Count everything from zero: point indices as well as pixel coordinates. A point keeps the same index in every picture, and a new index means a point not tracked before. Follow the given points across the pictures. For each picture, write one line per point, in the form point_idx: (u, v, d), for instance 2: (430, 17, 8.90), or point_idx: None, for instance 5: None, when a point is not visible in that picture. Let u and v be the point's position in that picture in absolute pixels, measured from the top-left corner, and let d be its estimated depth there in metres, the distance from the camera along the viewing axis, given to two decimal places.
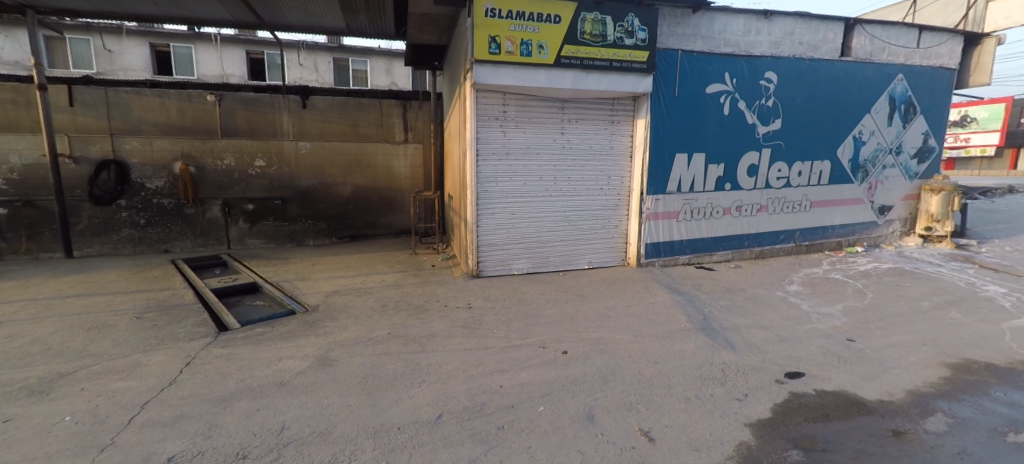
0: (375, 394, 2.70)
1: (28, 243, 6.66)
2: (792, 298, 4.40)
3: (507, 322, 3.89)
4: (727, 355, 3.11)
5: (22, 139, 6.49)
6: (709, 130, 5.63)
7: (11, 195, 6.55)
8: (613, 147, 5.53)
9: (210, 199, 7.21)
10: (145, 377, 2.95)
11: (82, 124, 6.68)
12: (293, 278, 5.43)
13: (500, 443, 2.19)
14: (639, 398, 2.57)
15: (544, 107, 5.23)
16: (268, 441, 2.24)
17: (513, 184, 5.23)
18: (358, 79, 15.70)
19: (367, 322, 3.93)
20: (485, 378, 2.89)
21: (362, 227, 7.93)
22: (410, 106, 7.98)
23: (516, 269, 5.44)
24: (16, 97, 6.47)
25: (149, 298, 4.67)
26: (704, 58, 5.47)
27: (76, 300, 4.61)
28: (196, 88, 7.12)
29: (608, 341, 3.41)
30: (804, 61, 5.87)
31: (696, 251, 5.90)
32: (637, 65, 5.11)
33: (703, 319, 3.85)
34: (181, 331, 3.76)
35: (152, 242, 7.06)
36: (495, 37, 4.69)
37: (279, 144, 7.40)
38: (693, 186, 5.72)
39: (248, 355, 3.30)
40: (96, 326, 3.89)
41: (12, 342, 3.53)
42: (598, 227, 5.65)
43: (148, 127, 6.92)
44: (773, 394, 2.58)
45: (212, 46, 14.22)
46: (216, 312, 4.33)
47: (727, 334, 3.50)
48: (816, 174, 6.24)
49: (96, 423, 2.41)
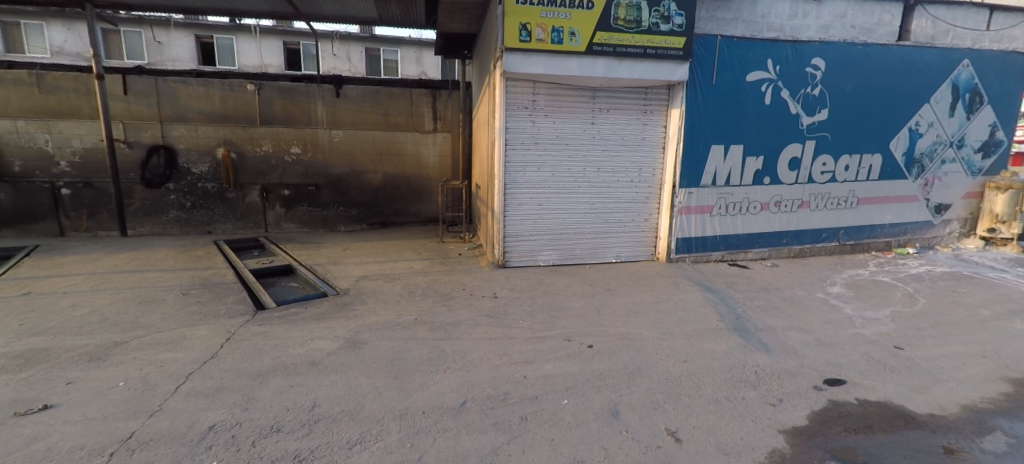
0: (401, 378, 2.75)
1: (87, 222, 7.13)
2: (834, 300, 4.18)
3: (532, 313, 3.87)
4: (762, 358, 2.99)
5: (82, 124, 6.91)
6: (748, 121, 5.38)
7: (74, 177, 7.01)
8: (645, 138, 5.37)
9: (249, 184, 7.49)
10: (190, 350, 3.12)
11: (135, 111, 7.05)
12: (325, 262, 5.59)
13: (523, 434, 2.18)
14: (667, 397, 2.51)
15: (575, 97, 5.11)
16: (300, 416, 2.32)
17: (541, 175, 5.18)
18: (388, 69, 15.88)
19: (394, 307, 4.01)
20: (509, 368, 2.89)
21: (391, 215, 8.06)
22: (440, 95, 8.00)
23: (542, 260, 5.41)
24: (77, 86, 6.88)
25: (194, 276, 4.92)
26: (745, 43, 5.19)
27: (130, 275, 4.92)
28: (237, 78, 7.37)
29: (636, 337, 3.34)
30: (856, 47, 5.48)
31: (730, 248, 5.69)
32: (673, 52, 4.91)
33: (736, 319, 3.71)
34: (222, 308, 3.96)
35: (197, 223, 7.42)
36: (526, 24, 4.61)
37: (313, 133, 7.59)
38: (729, 180, 5.49)
39: (284, 334, 3.43)
40: (147, 299, 4.14)
41: (73, 312, 3.80)
42: (627, 220, 5.53)
43: (194, 114, 7.24)
44: (811, 400, 2.46)
45: (251, 36, 14.68)
46: (254, 291, 4.53)
47: (762, 335, 3.36)
48: (865, 169, 5.86)
49: (145, 390, 2.57)
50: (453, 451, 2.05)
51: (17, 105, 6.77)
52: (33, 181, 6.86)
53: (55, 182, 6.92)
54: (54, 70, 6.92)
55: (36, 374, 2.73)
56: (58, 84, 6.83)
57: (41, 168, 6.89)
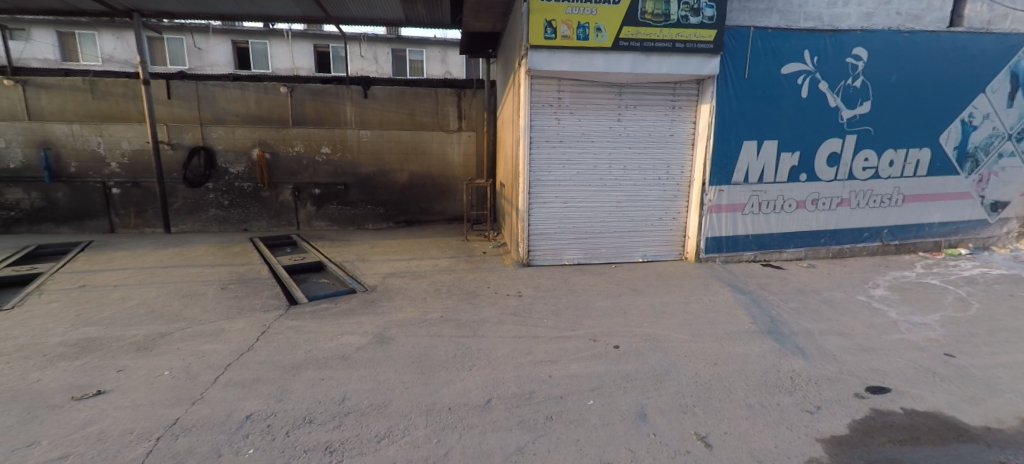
0: (428, 374, 2.79)
1: (135, 219, 7.55)
2: (877, 303, 3.97)
3: (557, 312, 3.84)
4: (798, 362, 2.88)
5: (131, 128, 7.31)
6: (783, 116, 5.17)
7: (123, 177, 7.43)
8: (673, 134, 5.24)
9: (282, 184, 7.75)
10: (228, 342, 3.26)
11: (177, 114, 7.42)
12: (354, 259, 5.72)
13: (549, 433, 2.18)
14: (696, 400, 2.45)
15: (601, 93, 5.04)
16: (331, 409, 2.39)
17: (566, 173, 5.14)
18: (414, 69, 16.14)
19: (421, 304, 4.06)
20: (534, 367, 2.88)
21: (417, 213, 8.19)
22: (464, 95, 8.05)
23: (567, 259, 5.37)
24: (126, 91, 7.29)
25: (232, 271, 5.13)
26: (780, 34, 4.99)
27: (173, 269, 5.18)
28: (271, 81, 7.63)
29: (663, 338, 3.27)
30: (902, 35, 5.18)
31: (763, 248, 5.50)
32: (703, 45, 4.77)
33: (770, 321, 3.58)
34: (257, 302, 4.12)
35: (234, 221, 7.74)
36: (551, 21, 4.58)
37: (342, 133, 7.78)
38: (762, 177, 5.30)
39: (315, 328, 3.54)
40: (189, 293, 4.35)
41: (123, 304, 4.04)
42: (654, 219, 5.42)
43: (231, 116, 7.54)
44: (852, 408, 2.34)
45: (284, 41, 15.22)
46: (287, 287, 4.69)
47: (797, 339, 3.23)
48: (911, 164, 5.54)
49: (188, 379, 2.70)
50: (479, 448, 2.06)
51: (73, 110, 7.23)
52: (87, 181, 7.32)
53: (106, 182, 7.36)
54: (105, 76, 7.35)
55: (91, 361, 2.91)
56: (109, 90, 7.25)
57: (93, 169, 7.34)
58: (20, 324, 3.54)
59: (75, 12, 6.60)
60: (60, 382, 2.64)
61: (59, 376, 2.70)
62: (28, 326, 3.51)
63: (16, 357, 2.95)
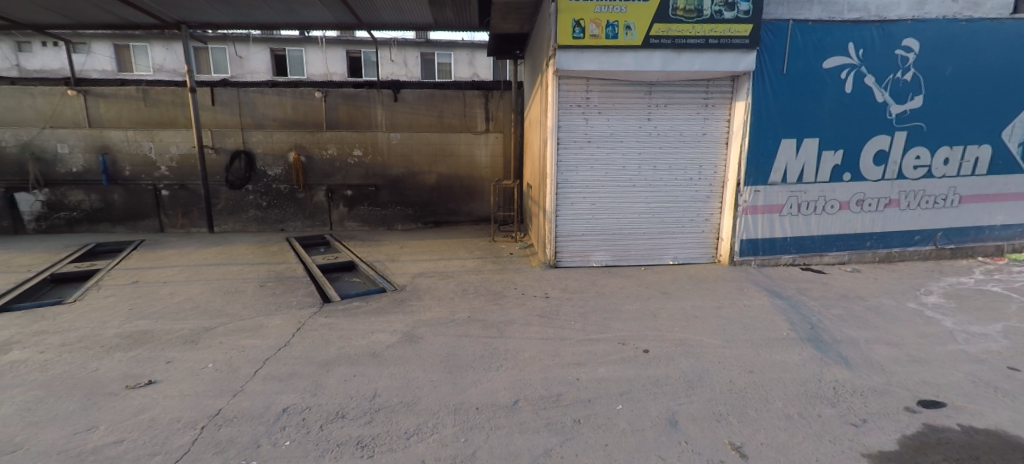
0: (456, 373, 2.81)
1: (182, 219, 7.99)
2: (930, 312, 3.72)
3: (585, 315, 3.80)
4: (841, 372, 2.73)
5: (179, 133, 7.75)
6: (825, 112, 4.93)
7: (172, 179, 7.87)
8: (705, 133, 5.09)
9: (316, 185, 8.02)
10: (267, 337, 3.40)
11: (221, 120, 7.80)
12: (384, 259, 5.86)
13: (576, 437, 2.15)
14: (731, 408, 2.36)
15: (631, 92, 4.96)
16: (362, 405, 2.45)
17: (594, 174, 5.09)
18: (442, 72, 16.40)
19: (448, 304, 4.11)
20: (562, 369, 2.86)
21: (445, 214, 8.30)
22: (492, 97, 8.10)
23: (595, 260, 5.31)
24: (175, 99, 7.72)
25: (269, 270, 5.35)
26: (822, 27, 4.77)
27: (216, 267, 5.45)
28: (307, 86, 7.91)
29: (695, 344, 3.18)
30: (959, 24, 4.84)
31: (802, 251, 5.26)
32: (738, 41, 4.61)
33: (810, 329, 3.41)
34: (293, 300, 4.28)
35: (271, 222, 8.07)
36: (579, 20, 4.54)
37: (373, 136, 7.99)
38: (802, 176, 5.07)
39: (347, 325, 3.65)
40: (231, 290, 4.57)
41: (171, 299, 4.29)
42: (686, 220, 5.28)
43: (269, 121, 7.86)
44: (902, 423, 2.20)
45: (319, 47, 15.77)
46: (321, 286, 4.85)
47: (840, 348, 3.07)
48: (969, 162, 5.17)
49: (230, 371, 2.83)
50: (506, 448, 2.06)
51: (127, 117, 7.72)
52: (140, 183, 7.81)
53: (157, 184, 7.82)
54: (156, 85, 7.82)
55: (143, 352, 3.10)
56: (159, 98, 7.70)
57: (145, 172, 7.81)
58: (81, 316, 3.81)
59: (130, 26, 7.05)
60: (115, 371, 2.82)
61: (114, 366, 2.89)
62: (87, 318, 3.77)
63: (77, 347, 3.18)
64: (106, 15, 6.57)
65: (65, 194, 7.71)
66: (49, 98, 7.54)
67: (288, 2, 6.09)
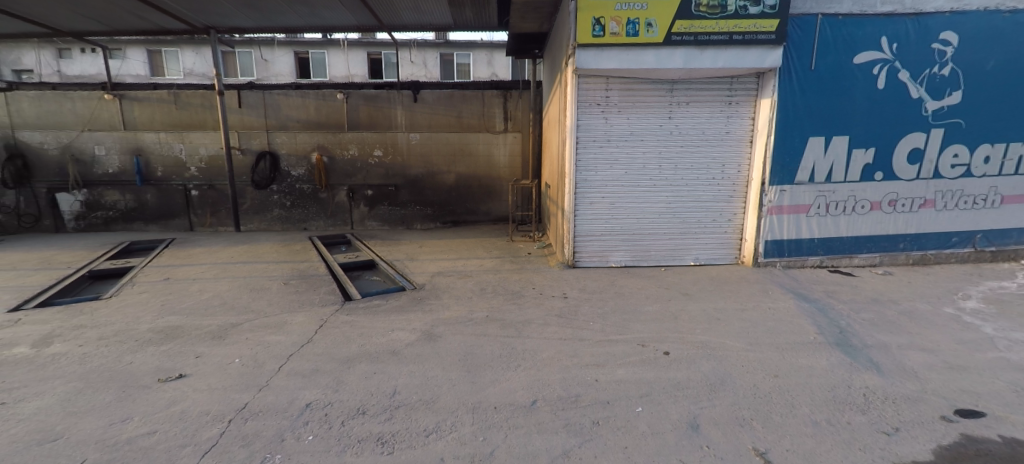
0: (474, 372, 2.83)
1: (210, 218, 8.26)
2: (968, 317, 3.55)
3: (604, 315, 3.77)
4: (872, 379, 2.64)
5: (207, 135, 8.01)
6: (856, 109, 4.76)
7: (201, 180, 8.15)
8: (729, 131, 4.98)
9: (338, 185, 8.18)
10: (290, 333, 3.48)
11: (247, 122, 8.03)
12: (403, 258, 5.93)
13: (595, 438, 2.14)
14: (754, 413, 2.31)
15: (652, 91, 4.89)
16: (383, 402, 2.48)
17: (614, 173, 5.04)
18: (461, 72, 16.51)
19: (467, 303, 4.14)
20: (581, 370, 2.85)
21: (463, 214, 8.35)
22: (510, 96, 8.11)
23: (614, 261, 5.26)
24: (204, 102, 7.97)
25: (293, 268, 5.49)
26: (853, 21, 4.61)
27: (242, 265, 5.61)
28: (329, 88, 8.08)
29: (718, 346, 3.11)
30: (1001, 15, 4.61)
31: (831, 252, 5.09)
32: (763, 36, 4.50)
33: (839, 333, 3.30)
34: (316, 297, 4.37)
35: (295, 221, 8.27)
36: (599, 18, 4.51)
37: (394, 136, 8.10)
38: (831, 175, 4.91)
39: (368, 323, 3.71)
40: (256, 287, 4.70)
41: (200, 295, 4.44)
42: (708, 220, 5.18)
43: (293, 123, 8.05)
44: (938, 433, 2.11)
45: (340, 49, 16.08)
46: (342, 284, 4.94)
47: (871, 353, 2.96)
48: (1012, 161, 4.91)
49: (255, 367, 2.91)
50: (524, 448, 2.06)
51: (160, 120, 8.02)
52: (171, 184, 8.11)
53: (187, 185, 8.11)
54: (187, 89, 8.10)
55: (174, 347, 3.22)
56: (189, 101, 7.97)
57: (176, 173, 8.11)
58: (117, 311, 3.98)
59: (162, 31, 7.33)
60: (148, 365, 2.93)
61: (147, 360, 3.00)
62: (122, 313, 3.94)
63: (113, 341, 3.32)
64: (140, 22, 6.84)
65: (102, 194, 8.07)
66: (88, 102, 7.90)
67: (311, 6, 6.22)
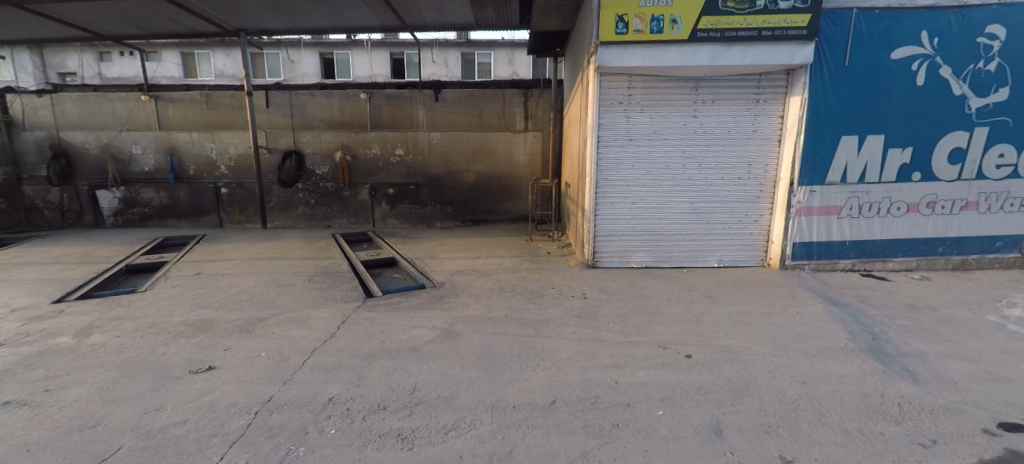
0: (493, 371, 2.84)
1: (239, 215, 8.52)
2: (1014, 325, 3.36)
3: (624, 317, 3.72)
4: (907, 388, 2.53)
5: (237, 134, 8.26)
6: (893, 107, 4.57)
7: (230, 178, 8.41)
8: (756, 130, 4.85)
9: (361, 184, 8.32)
10: (314, 328, 3.57)
11: (274, 121, 8.24)
12: (423, 256, 6.00)
13: (615, 441, 2.11)
14: (780, 420, 2.24)
15: (676, 89, 4.80)
16: (403, 398, 2.52)
17: (635, 172, 4.97)
18: (482, 72, 16.55)
19: (486, 302, 4.15)
20: (600, 371, 2.82)
21: (483, 213, 8.39)
22: (531, 95, 8.08)
23: (635, 261, 5.19)
24: (234, 102, 8.22)
25: (317, 264, 5.61)
26: (891, 15, 4.42)
27: (269, 261, 5.77)
28: (353, 88, 8.22)
29: (742, 351, 3.03)
30: None
31: (863, 256, 4.90)
32: (794, 32, 4.36)
33: (871, 339, 3.18)
34: (339, 293, 4.46)
35: (319, 219, 8.46)
36: (623, 15, 4.45)
37: (415, 136, 8.19)
38: (864, 176, 4.72)
39: (388, 320, 3.77)
40: (281, 283, 4.82)
41: (230, 290, 4.59)
42: (733, 221, 5.05)
43: (318, 122, 8.23)
44: (980, 447, 2.00)
45: (364, 50, 16.35)
46: (364, 280, 5.03)
47: (907, 361, 2.83)
48: None
49: (281, 360, 2.99)
50: (542, 448, 2.06)
51: (192, 120, 8.31)
52: (202, 182, 8.40)
53: (217, 183, 8.39)
54: (217, 90, 8.36)
55: (204, 340, 3.34)
56: (220, 102, 8.22)
57: (207, 171, 8.39)
58: (151, 304, 4.15)
59: (195, 34, 7.59)
60: (181, 356, 3.05)
61: (180, 352, 3.13)
62: (157, 306, 4.11)
63: (148, 333, 3.47)
64: (174, 25, 7.11)
65: (139, 192, 8.44)
66: (126, 103, 8.25)
67: (336, 7, 6.35)
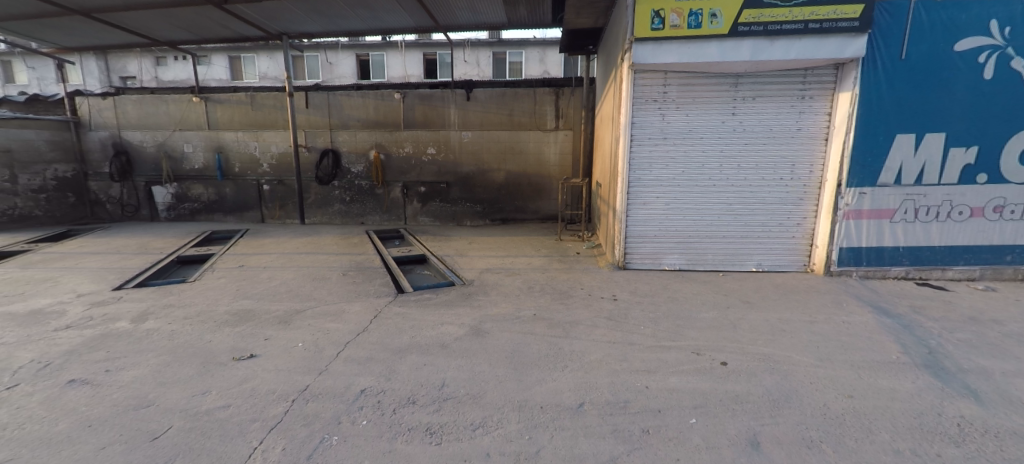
0: (521, 370, 2.83)
1: (279, 211, 8.90)
2: None
3: (656, 320, 3.63)
4: (968, 407, 2.34)
5: (278, 134, 8.62)
6: (956, 103, 4.24)
7: (272, 175, 8.79)
8: (800, 129, 4.61)
9: (393, 182, 8.51)
10: (348, 322, 3.68)
11: (313, 121, 8.53)
12: (453, 254, 6.06)
13: (645, 447, 2.06)
14: (824, 435, 2.12)
15: (714, 85, 4.63)
16: (432, 393, 2.55)
17: (670, 172, 4.84)
18: (514, 70, 16.58)
19: (514, 301, 4.15)
20: (630, 375, 2.76)
21: (512, 212, 8.42)
22: (562, 93, 8.01)
23: (667, 263, 5.06)
24: (275, 103, 8.57)
25: (351, 260, 5.78)
26: (955, 3, 4.10)
27: (306, 256, 5.99)
28: (387, 88, 8.39)
29: (783, 360, 2.89)
30: None
31: (919, 263, 4.58)
32: (845, 23, 4.12)
33: (927, 353, 2.96)
34: (372, 288, 4.58)
35: (353, 215, 8.71)
36: (659, 10, 4.34)
37: (446, 135, 8.29)
38: (922, 177, 4.40)
39: (419, 316, 3.83)
40: (318, 277, 5.00)
41: (270, 282, 4.80)
42: (773, 224, 4.83)
43: (354, 122, 8.46)
44: None
45: (399, 51, 16.69)
46: (395, 276, 5.14)
47: (968, 379, 2.62)
48: None
49: (316, 351, 3.10)
50: (570, 451, 2.04)
51: (238, 120, 8.72)
52: (246, 179, 8.83)
53: (260, 180, 8.79)
54: (261, 91, 8.73)
55: (246, 329, 3.50)
56: (264, 102, 8.59)
57: (251, 169, 8.81)
58: (199, 294, 4.39)
59: (241, 38, 7.96)
60: (225, 344, 3.21)
61: (224, 339, 3.29)
62: (204, 296, 4.35)
63: (196, 321, 3.67)
64: (223, 30, 7.48)
65: (190, 187, 8.96)
66: (179, 104, 8.75)
67: (373, 9, 6.51)
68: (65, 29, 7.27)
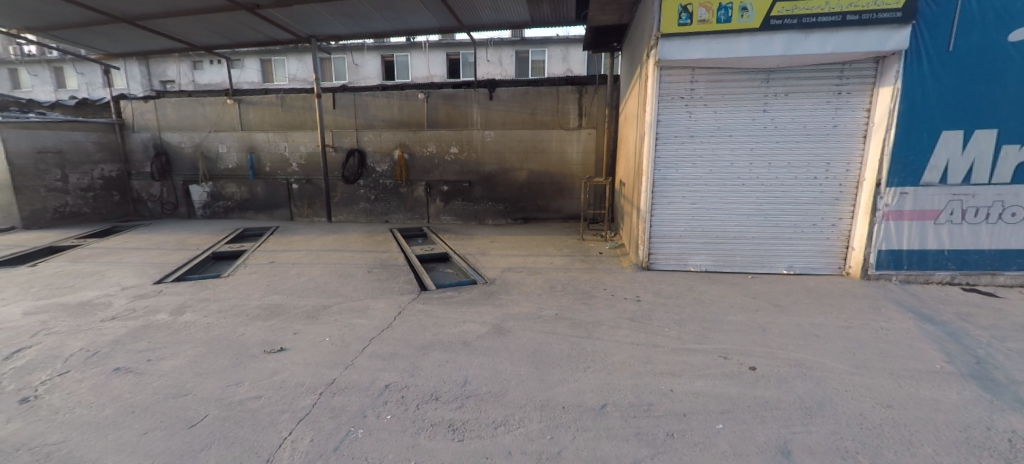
0: (543, 370, 2.82)
1: (307, 210, 9.16)
2: None
3: (681, 322, 3.55)
4: (1020, 422, 2.19)
5: (307, 134, 8.86)
6: (1010, 97, 3.98)
7: (300, 174, 9.05)
8: (836, 125, 4.43)
9: (417, 181, 8.62)
10: (373, 318, 3.74)
11: (339, 121, 8.73)
12: (476, 253, 6.09)
13: (669, 451, 2.03)
14: (860, 446, 2.03)
15: (744, 82, 4.50)
16: (454, 390, 2.57)
17: (697, 171, 4.73)
18: (536, 69, 16.57)
19: (536, 300, 4.14)
20: (655, 377, 2.71)
21: (534, 211, 8.41)
22: (586, 91, 7.93)
23: (693, 265, 4.95)
24: (304, 104, 8.81)
25: (376, 257, 5.89)
26: None
27: (333, 253, 6.14)
28: (411, 89, 8.49)
29: (815, 366, 2.79)
30: None
31: (965, 267, 4.33)
32: (886, 15, 3.94)
33: (975, 364, 2.79)
34: (395, 286, 4.66)
35: (378, 214, 8.88)
36: (687, 5, 4.25)
37: (469, 134, 8.34)
38: (970, 176, 4.16)
39: (441, 313, 3.87)
40: (344, 274, 5.12)
41: (298, 278, 4.94)
42: (806, 224, 4.66)
43: (379, 122, 8.61)
44: None
45: (422, 51, 16.91)
46: (419, 274, 5.21)
47: (1021, 392, 2.46)
48: None
49: (342, 346, 3.17)
50: (592, 452, 2.02)
51: (269, 121, 9.01)
52: (276, 178, 9.12)
53: (289, 179, 9.06)
54: (291, 92, 8.99)
55: (276, 323, 3.62)
56: (293, 103, 8.84)
57: (281, 169, 9.09)
58: (232, 288, 4.56)
59: (272, 42, 8.22)
60: (257, 337, 3.33)
61: (256, 333, 3.41)
62: (237, 290, 4.51)
63: (229, 314, 3.81)
64: (256, 34, 7.74)
65: (224, 186, 9.32)
66: (214, 106, 9.10)
67: (397, 10, 6.61)
68: (111, 36, 7.68)
